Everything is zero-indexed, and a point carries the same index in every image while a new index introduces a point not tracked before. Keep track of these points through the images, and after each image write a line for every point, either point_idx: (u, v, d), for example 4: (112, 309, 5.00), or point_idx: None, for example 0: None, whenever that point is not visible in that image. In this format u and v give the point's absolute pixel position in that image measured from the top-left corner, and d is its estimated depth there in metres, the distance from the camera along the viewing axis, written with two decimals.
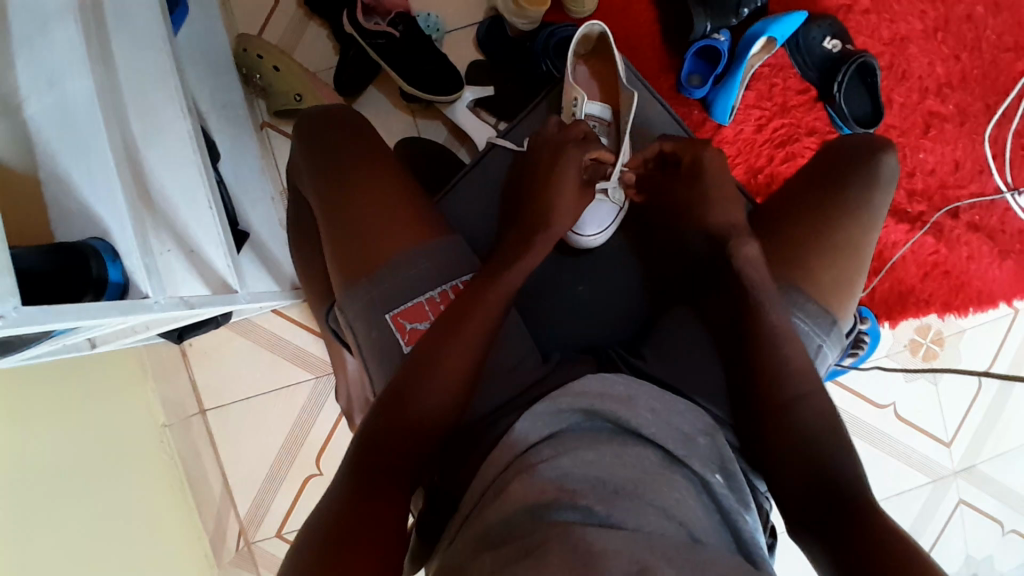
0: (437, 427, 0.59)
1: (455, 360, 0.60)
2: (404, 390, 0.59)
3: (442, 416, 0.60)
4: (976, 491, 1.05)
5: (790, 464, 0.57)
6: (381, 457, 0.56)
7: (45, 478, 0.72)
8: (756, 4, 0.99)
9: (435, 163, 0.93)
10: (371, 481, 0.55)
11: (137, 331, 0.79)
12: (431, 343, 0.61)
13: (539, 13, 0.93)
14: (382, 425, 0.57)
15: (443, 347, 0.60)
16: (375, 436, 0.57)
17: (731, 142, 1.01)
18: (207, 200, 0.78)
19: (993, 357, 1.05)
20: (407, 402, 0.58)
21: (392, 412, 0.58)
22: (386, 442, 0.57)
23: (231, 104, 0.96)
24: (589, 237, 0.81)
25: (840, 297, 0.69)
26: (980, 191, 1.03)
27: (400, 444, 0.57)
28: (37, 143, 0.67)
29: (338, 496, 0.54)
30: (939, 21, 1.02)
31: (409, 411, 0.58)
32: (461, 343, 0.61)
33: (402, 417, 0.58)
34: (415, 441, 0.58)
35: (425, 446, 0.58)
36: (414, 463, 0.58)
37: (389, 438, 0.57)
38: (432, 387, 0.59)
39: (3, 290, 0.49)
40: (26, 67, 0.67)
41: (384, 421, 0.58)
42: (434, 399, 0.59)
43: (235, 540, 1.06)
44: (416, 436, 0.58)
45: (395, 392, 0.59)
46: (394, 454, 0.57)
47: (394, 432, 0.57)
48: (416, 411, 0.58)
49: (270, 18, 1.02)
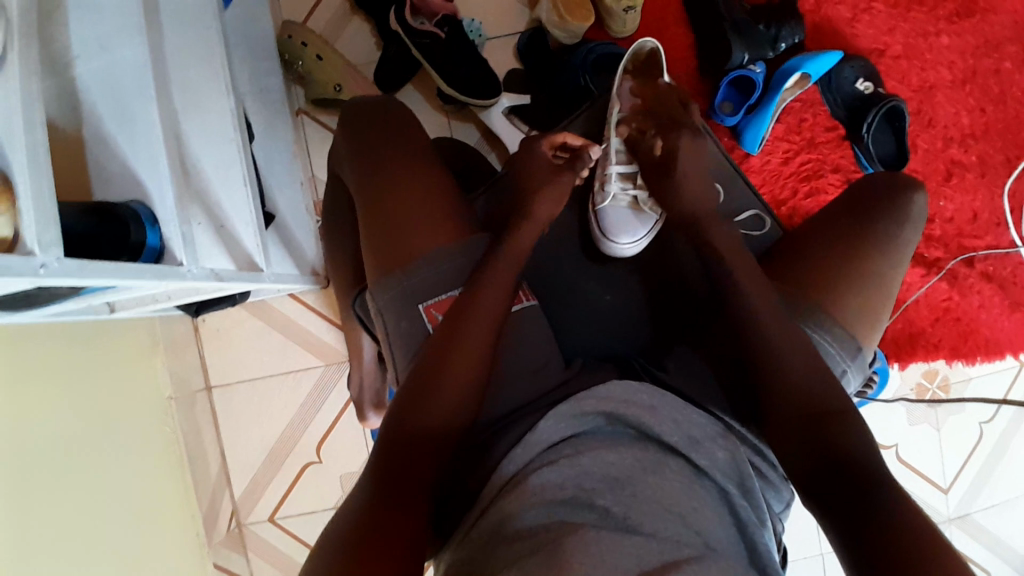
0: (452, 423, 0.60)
1: (456, 377, 0.61)
2: (421, 399, 0.59)
3: (453, 420, 0.60)
4: (968, 539, 1.05)
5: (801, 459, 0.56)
6: (393, 471, 0.55)
7: (49, 434, 0.72)
8: (794, 40, 1.01)
9: (469, 162, 0.94)
10: (395, 486, 0.54)
11: (159, 300, 0.79)
12: (446, 334, 0.63)
13: (581, 29, 0.96)
14: (398, 437, 0.57)
15: (447, 368, 0.61)
16: (394, 447, 0.57)
17: (757, 171, 1.03)
18: (243, 178, 0.79)
19: (1002, 398, 1.06)
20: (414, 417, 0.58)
21: (409, 420, 0.58)
22: (397, 458, 0.56)
23: (271, 87, 0.97)
24: (623, 246, 0.83)
25: (864, 325, 0.69)
26: (995, 242, 1.04)
27: (412, 461, 0.56)
28: (84, 103, 0.68)
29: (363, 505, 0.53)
30: (968, 73, 1.05)
31: (421, 421, 0.58)
32: (459, 361, 0.61)
33: (411, 433, 0.57)
34: (426, 458, 0.57)
35: (435, 460, 0.57)
36: (426, 478, 0.56)
37: (406, 447, 0.57)
38: (441, 400, 0.60)
39: (48, 240, 0.49)
40: (80, 29, 0.68)
41: (398, 436, 0.57)
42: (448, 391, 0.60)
43: (226, 522, 1.05)
44: (433, 441, 0.58)
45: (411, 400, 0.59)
46: (414, 462, 0.56)
47: (399, 448, 0.56)
48: (422, 425, 0.58)
49: (316, 9, 1.04)
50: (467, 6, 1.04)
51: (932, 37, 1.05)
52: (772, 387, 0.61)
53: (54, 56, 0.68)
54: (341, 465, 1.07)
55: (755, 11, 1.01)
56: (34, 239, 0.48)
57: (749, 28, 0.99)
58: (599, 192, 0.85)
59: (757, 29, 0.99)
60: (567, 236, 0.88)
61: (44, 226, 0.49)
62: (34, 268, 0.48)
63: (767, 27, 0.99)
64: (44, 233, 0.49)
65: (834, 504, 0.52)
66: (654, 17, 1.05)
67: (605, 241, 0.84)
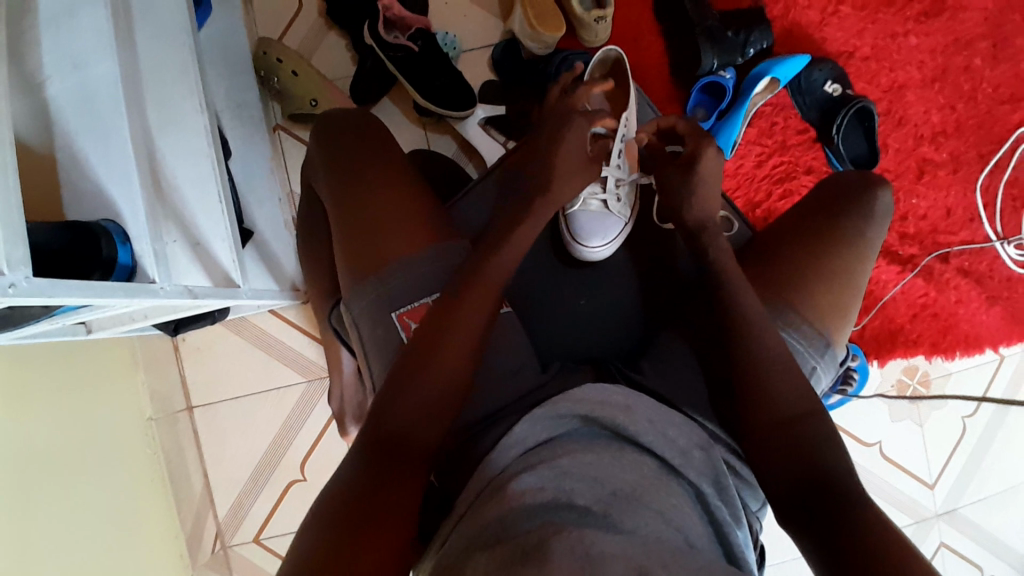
0: (434, 425, 0.57)
1: (446, 359, 0.58)
2: (402, 402, 0.56)
3: (435, 422, 0.57)
4: (959, 535, 1.05)
5: (776, 453, 0.57)
6: (375, 479, 0.52)
7: (27, 459, 0.71)
8: (762, 45, 1.03)
9: (447, 173, 0.95)
10: (376, 488, 0.51)
11: (135, 319, 0.79)
12: (428, 337, 0.59)
13: (553, 39, 0.96)
14: (379, 441, 0.54)
15: (437, 349, 0.58)
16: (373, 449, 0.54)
17: (731, 174, 1.04)
18: (217, 195, 0.79)
19: (980, 397, 1.07)
20: (397, 403, 0.56)
21: (385, 422, 0.55)
22: (376, 462, 0.53)
23: (247, 103, 0.98)
24: (595, 249, 0.84)
25: (835, 321, 0.70)
26: (970, 238, 1.06)
27: (400, 455, 0.54)
28: (56, 123, 0.68)
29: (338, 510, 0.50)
30: (937, 72, 1.07)
31: (398, 424, 0.55)
32: (455, 340, 0.59)
33: (391, 427, 0.55)
34: (415, 450, 0.55)
35: (417, 468, 0.54)
36: (417, 474, 0.54)
37: (387, 449, 0.54)
38: (427, 392, 0.57)
39: (17, 259, 0.49)
40: (51, 50, 0.68)
41: (377, 439, 0.54)
42: (431, 392, 0.57)
43: (211, 543, 1.04)
44: (410, 444, 0.55)
45: (393, 402, 0.56)
46: (395, 468, 0.53)
47: (384, 450, 0.54)
48: (401, 429, 0.55)
49: (291, 25, 1.05)
50: (442, 20, 1.06)
51: (900, 37, 1.07)
52: (749, 388, 0.61)
53: (25, 77, 0.68)
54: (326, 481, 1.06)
55: (724, 18, 1.03)
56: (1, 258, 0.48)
57: (719, 34, 1.00)
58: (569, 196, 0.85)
59: (727, 35, 1.01)
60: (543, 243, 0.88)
61: (13, 245, 0.49)
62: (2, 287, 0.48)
63: (736, 34, 1.01)
64: (13, 251, 0.49)
65: (813, 509, 0.52)
66: (627, 27, 1.07)
67: (576, 245, 0.84)
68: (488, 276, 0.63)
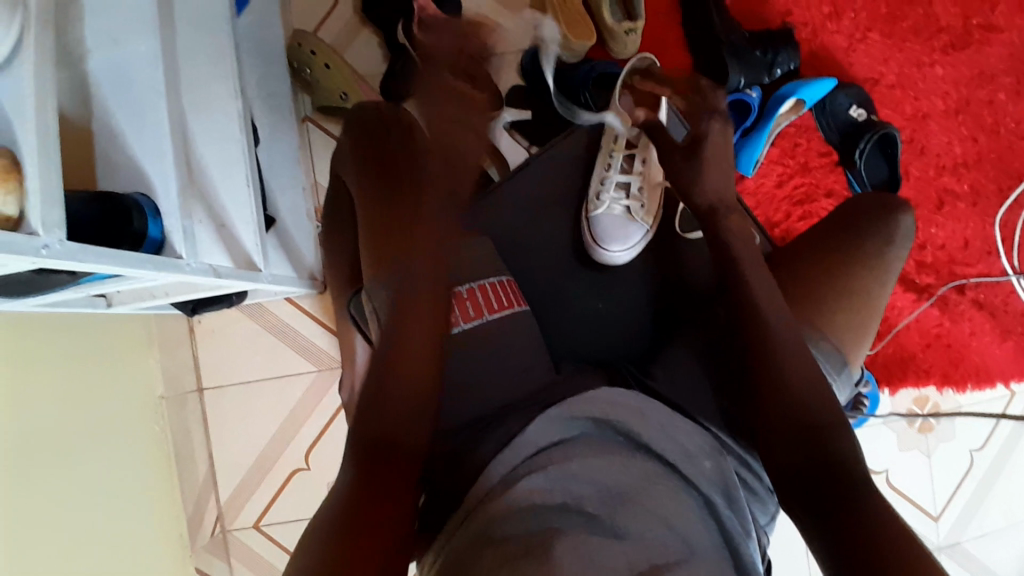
0: (416, 425, 0.59)
1: (411, 355, 0.62)
2: (383, 407, 0.58)
3: (414, 420, 0.59)
4: (960, 569, 1.04)
5: (792, 465, 0.57)
6: (373, 480, 0.53)
7: (40, 425, 0.72)
8: (789, 67, 1.05)
9: (470, 172, 0.96)
10: (375, 486, 0.53)
11: (156, 295, 0.79)
12: (394, 338, 0.62)
13: (584, 47, 0.99)
14: (369, 449, 0.56)
15: (406, 343, 0.62)
16: (368, 454, 0.55)
17: (752, 192, 1.05)
18: (246, 179, 0.80)
19: (999, 414, 1.06)
20: (376, 408, 0.58)
21: (371, 430, 0.57)
22: (372, 465, 0.54)
23: (278, 92, 0.99)
24: (614, 253, 0.85)
25: (852, 341, 0.69)
26: (987, 270, 1.06)
27: (389, 452, 0.55)
28: (94, 97, 0.69)
29: (339, 508, 0.51)
30: (961, 104, 1.07)
31: (382, 427, 0.57)
32: (418, 334, 0.63)
33: (375, 429, 0.57)
34: (401, 448, 0.56)
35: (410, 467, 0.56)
36: (410, 471, 0.56)
37: (376, 453, 0.55)
38: (401, 392, 0.59)
39: (52, 222, 0.50)
40: (95, 25, 0.70)
41: (369, 443, 0.56)
42: (403, 393, 0.59)
43: (210, 526, 1.05)
44: (396, 443, 0.57)
45: (376, 410, 0.58)
46: (388, 467, 0.55)
47: (377, 453, 0.55)
48: (389, 433, 0.57)
49: (326, 20, 1.07)
50: (474, 23, 1.07)
51: (926, 67, 1.08)
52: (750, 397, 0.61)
53: (68, 50, 0.70)
54: (329, 472, 1.06)
55: (753, 37, 1.04)
56: (38, 220, 0.49)
57: (746, 52, 1.02)
58: (592, 200, 0.87)
59: (754, 55, 1.02)
60: (561, 246, 0.89)
61: (49, 208, 0.50)
62: (36, 248, 0.48)
63: (764, 53, 1.02)
64: (49, 214, 0.50)
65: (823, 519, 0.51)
66: (655, 41, 1.08)
67: (596, 249, 0.86)
68: (434, 268, 0.67)
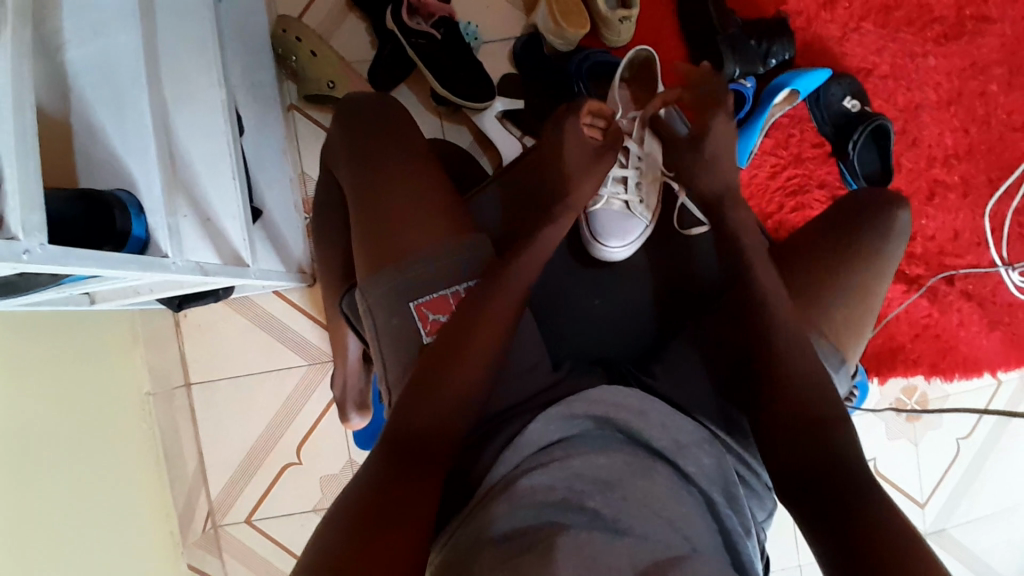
0: (459, 426, 0.58)
1: (464, 372, 0.59)
2: (427, 406, 0.57)
3: (458, 422, 0.58)
4: (946, 553, 1.07)
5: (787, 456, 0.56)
6: (400, 470, 0.52)
7: (27, 429, 0.71)
8: (784, 56, 1.03)
9: (463, 164, 0.94)
10: (402, 476, 0.52)
11: (140, 293, 0.77)
12: (449, 337, 0.61)
13: (576, 37, 0.96)
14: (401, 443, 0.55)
15: (461, 350, 0.60)
16: (398, 446, 0.54)
17: (746, 184, 1.05)
18: (231, 172, 0.77)
19: (983, 408, 1.08)
20: (412, 413, 0.57)
21: (406, 424, 0.56)
22: (400, 456, 0.54)
23: (263, 80, 0.97)
24: (612, 250, 0.85)
25: (850, 338, 0.70)
26: (976, 261, 1.06)
27: (421, 456, 0.54)
28: (73, 89, 0.66)
29: (360, 496, 0.50)
30: (953, 95, 1.07)
31: (421, 424, 0.56)
32: (479, 341, 0.61)
33: (412, 428, 0.56)
34: (437, 453, 0.55)
35: (438, 464, 0.55)
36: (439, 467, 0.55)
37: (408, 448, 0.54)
38: (448, 394, 0.58)
39: (32, 225, 0.48)
40: (71, 14, 0.67)
41: (397, 435, 0.55)
42: (453, 396, 0.58)
43: (202, 522, 1.03)
44: (432, 441, 0.56)
45: (417, 408, 0.57)
46: (418, 463, 0.54)
47: (407, 445, 0.55)
48: (427, 430, 0.56)
49: (310, 5, 1.04)
50: (465, 10, 1.05)
51: (919, 57, 1.07)
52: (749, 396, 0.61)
53: (44, 39, 0.67)
54: (322, 466, 1.05)
55: (747, 26, 1.03)
56: (18, 224, 0.47)
57: (742, 42, 1.00)
58: (591, 195, 0.86)
59: (749, 44, 1.01)
60: (557, 241, 0.88)
61: (29, 211, 0.47)
62: (16, 253, 0.46)
63: (759, 43, 1.01)
64: (29, 217, 0.47)
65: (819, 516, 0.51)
66: (649, 29, 1.06)
67: (595, 245, 0.85)
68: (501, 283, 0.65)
